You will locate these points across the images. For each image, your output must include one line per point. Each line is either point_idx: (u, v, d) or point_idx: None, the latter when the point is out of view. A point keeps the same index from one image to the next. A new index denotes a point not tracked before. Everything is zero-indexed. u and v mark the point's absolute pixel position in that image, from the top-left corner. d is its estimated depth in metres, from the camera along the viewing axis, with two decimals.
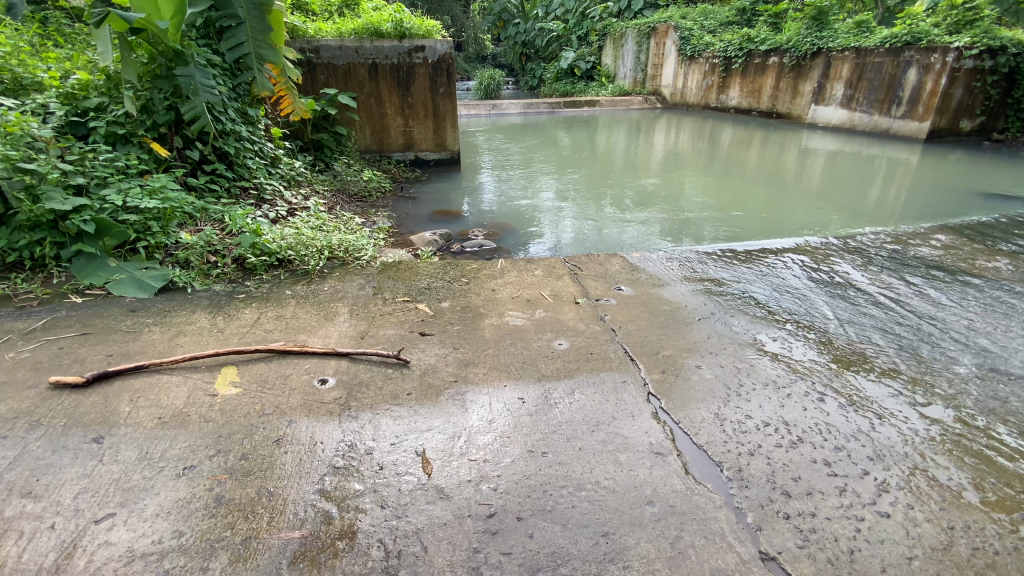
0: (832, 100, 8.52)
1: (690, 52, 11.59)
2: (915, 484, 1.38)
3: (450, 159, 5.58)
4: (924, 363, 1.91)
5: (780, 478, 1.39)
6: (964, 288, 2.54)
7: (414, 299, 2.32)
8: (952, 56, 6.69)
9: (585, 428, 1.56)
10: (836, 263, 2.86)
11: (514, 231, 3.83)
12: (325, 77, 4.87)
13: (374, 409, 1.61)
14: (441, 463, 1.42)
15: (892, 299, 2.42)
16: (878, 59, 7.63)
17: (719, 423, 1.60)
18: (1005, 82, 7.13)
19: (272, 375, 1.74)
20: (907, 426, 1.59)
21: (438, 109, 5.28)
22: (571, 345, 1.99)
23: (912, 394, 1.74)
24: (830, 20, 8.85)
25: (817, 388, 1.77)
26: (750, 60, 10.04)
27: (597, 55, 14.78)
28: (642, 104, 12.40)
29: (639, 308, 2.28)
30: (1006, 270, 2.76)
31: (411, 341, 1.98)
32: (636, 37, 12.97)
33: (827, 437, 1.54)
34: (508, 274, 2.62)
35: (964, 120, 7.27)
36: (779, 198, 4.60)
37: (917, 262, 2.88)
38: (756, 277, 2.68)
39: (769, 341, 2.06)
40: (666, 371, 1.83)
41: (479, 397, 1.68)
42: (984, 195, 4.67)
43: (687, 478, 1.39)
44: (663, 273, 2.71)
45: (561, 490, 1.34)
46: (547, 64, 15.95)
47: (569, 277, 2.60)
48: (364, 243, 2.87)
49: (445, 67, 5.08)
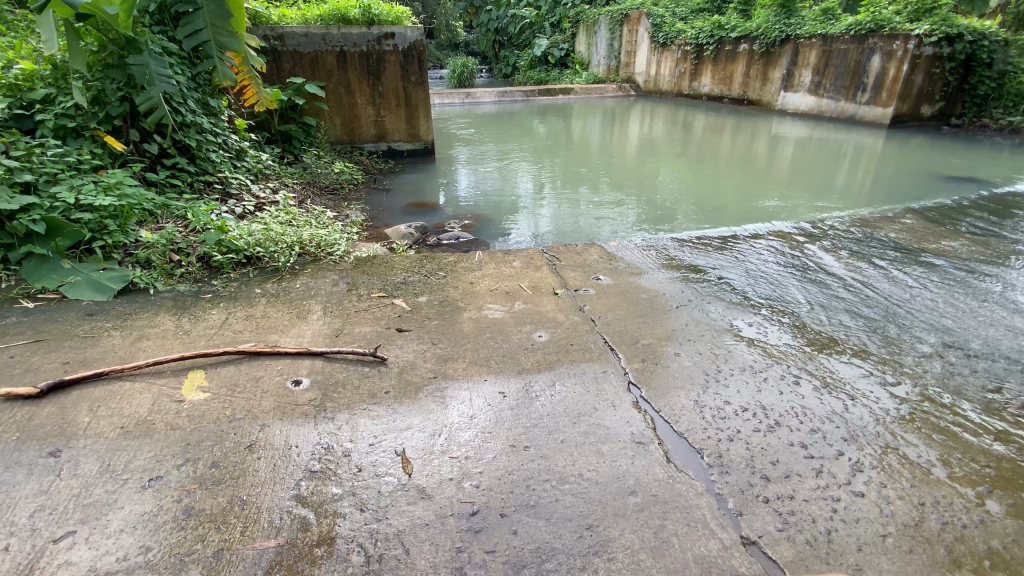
0: (800, 88, 8.66)
1: (662, 39, 11.61)
2: (888, 462, 1.42)
3: (424, 149, 5.47)
4: (891, 343, 1.97)
5: (759, 462, 1.42)
6: (927, 268, 2.63)
7: (390, 295, 2.27)
8: (913, 43, 6.88)
9: (567, 421, 1.55)
10: (807, 247, 2.91)
11: (491, 223, 3.77)
12: (291, 65, 4.71)
13: (352, 409, 1.56)
14: (420, 462, 1.39)
15: (857, 279, 2.50)
16: (843, 46, 7.78)
17: (698, 410, 1.61)
18: (963, 68, 7.36)
19: (242, 379, 1.68)
20: (878, 405, 1.63)
21: (411, 98, 5.17)
22: (552, 337, 1.97)
23: (881, 374, 1.79)
24: (797, 8, 8.98)
25: (792, 371, 1.80)
26: (720, 47, 10.13)
27: (570, 42, 14.74)
28: (616, 92, 12.39)
29: (618, 298, 2.28)
30: (964, 251, 2.86)
31: (388, 338, 1.93)
32: (608, 24, 12.95)
33: (802, 420, 1.57)
34: (486, 267, 2.58)
35: (925, 105, 7.47)
36: (752, 183, 4.69)
37: (879, 244, 2.98)
38: (732, 263, 2.70)
39: (745, 326, 2.08)
40: (645, 360, 1.84)
41: (460, 393, 1.65)
42: (946, 178, 4.84)
43: (669, 467, 1.40)
44: (640, 261, 2.72)
45: (545, 485, 1.33)
46: (520, 52, 15.85)
47: (549, 268, 2.58)
48: (336, 237, 2.78)
49: (416, 54, 4.97)
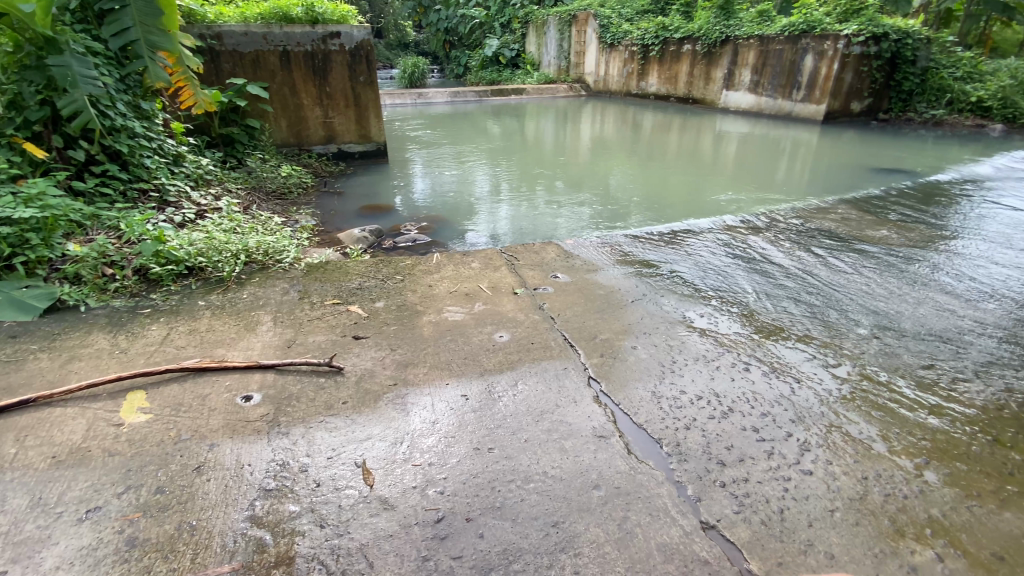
0: (741, 87, 9.05)
1: (610, 40, 11.85)
2: (832, 440, 1.50)
3: (376, 151, 5.36)
4: (831, 327, 2.09)
5: (714, 448, 1.47)
6: (861, 255, 2.80)
7: (345, 301, 2.21)
8: (842, 43, 7.34)
9: (530, 420, 1.56)
10: (752, 239, 3.04)
11: (448, 224, 3.74)
12: (231, 66, 4.51)
13: (307, 423, 1.51)
14: (382, 472, 1.36)
15: (799, 268, 2.63)
16: (779, 46, 8.19)
17: (656, 401, 1.65)
18: (888, 66, 7.88)
19: (187, 397, 1.59)
20: (821, 386, 1.73)
21: (361, 99, 5.05)
22: (513, 336, 1.97)
23: (824, 356, 1.89)
24: (735, 10, 9.39)
25: (743, 358, 1.88)
26: (665, 48, 10.44)
27: (521, 42, 14.84)
28: (567, 92, 12.56)
29: (576, 295, 2.31)
30: (893, 238, 3.07)
31: (344, 347, 1.88)
32: (557, 25, 13.11)
33: (753, 404, 1.64)
34: (445, 269, 2.55)
35: (855, 102, 7.95)
36: (699, 179, 4.87)
37: (817, 233, 3.15)
38: (683, 257, 2.79)
39: (697, 318, 2.16)
40: (604, 355, 1.87)
41: (421, 399, 1.63)
42: (874, 170, 5.18)
43: (630, 458, 1.43)
44: (596, 258, 2.76)
45: (510, 485, 1.33)
46: (471, 52, 15.81)
47: (507, 267, 2.58)
48: (284, 244, 2.68)
49: (363, 54, 4.86)
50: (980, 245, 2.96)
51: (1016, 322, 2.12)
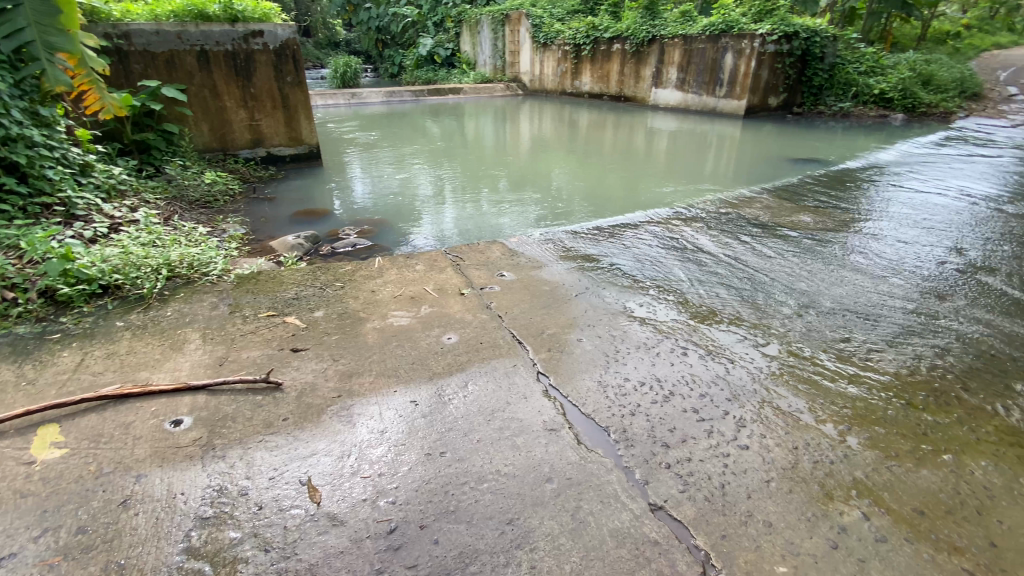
0: (668, 84, 9.44)
1: (543, 40, 12.01)
2: (765, 415, 1.60)
3: (308, 154, 5.15)
4: (759, 308, 2.23)
5: (659, 432, 1.53)
6: (784, 240, 3.00)
7: (281, 313, 2.11)
8: (758, 41, 7.82)
9: (481, 420, 1.56)
10: (686, 230, 3.18)
11: (389, 227, 3.66)
12: (142, 67, 4.18)
13: (245, 443, 1.43)
14: (330, 487, 1.31)
15: (730, 255, 2.79)
16: (701, 45, 8.62)
17: (602, 390, 1.70)
18: (799, 63, 8.46)
19: (108, 427, 1.46)
20: (753, 365, 1.84)
21: (289, 100, 4.85)
22: (461, 338, 1.95)
23: (754, 337, 2.02)
24: (660, 10, 9.78)
25: (681, 343, 1.96)
26: (596, 47, 10.72)
27: (455, 41, 14.76)
28: (504, 91, 12.62)
29: (522, 292, 2.33)
30: (811, 223, 3.31)
31: (281, 361, 1.79)
32: (490, 25, 13.15)
33: (692, 387, 1.72)
34: (387, 273, 2.50)
35: (772, 97, 8.50)
36: (635, 174, 5.05)
37: (744, 222, 3.34)
38: (623, 250, 2.87)
39: (637, 307, 2.23)
40: (551, 349, 1.90)
41: (368, 410, 1.58)
42: (792, 160, 5.57)
43: (580, 448, 1.46)
44: (539, 254, 2.80)
45: (463, 487, 1.32)
46: (405, 51, 15.54)
47: (452, 268, 2.56)
48: (211, 256, 2.52)
49: (290, 53, 4.67)
50: (885, 226, 3.25)
51: (918, 294, 2.35)
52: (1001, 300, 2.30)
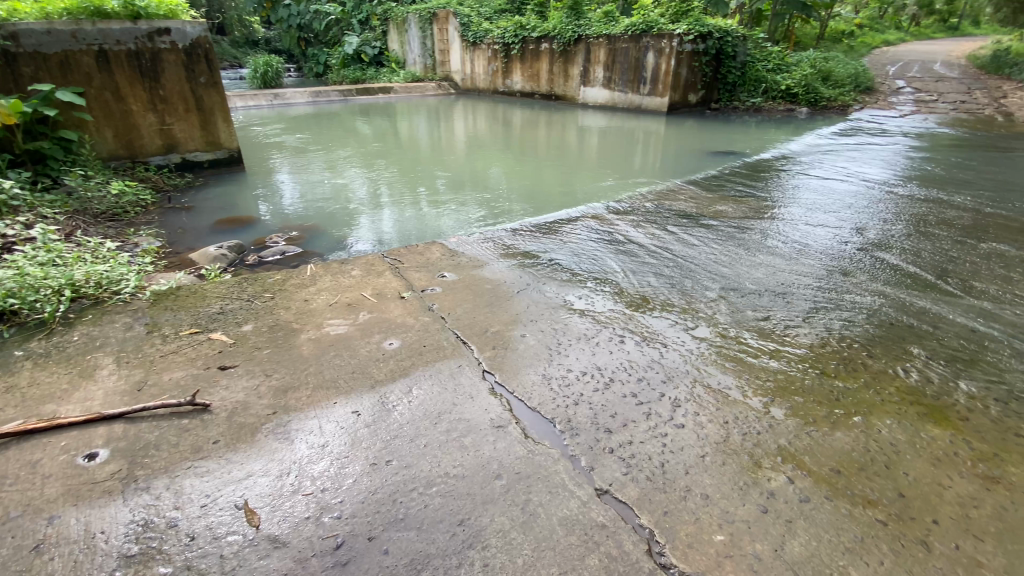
0: (596, 82, 9.71)
1: (472, 39, 11.97)
2: (698, 394, 1.70)
3: (229, 159, 4.87)
4: (689, 294, 2.36)
5: (601, 418, 1.58)
6: (708, 229, 3.18)
7: (206, 329, 1.99)
8: (676, 41, 8.21)
9: (428, 423, 1.54)
10: (620, 223, 3.30)
11: (321, 233, 3.53)
12: (32, 70, 3.76)
13: (172, 472, 1.34)
14: (269, 509, 1.25)
15: (661, 245, 2.92)
16: (624, 45, 8.94)
17: (547, 382, 1.73)
18: (714, 62, 8.94)
19: (9, 469, 1.32)
20: (685, 347, 1.94)
21: (203, 102, 4.56)
22: (403, 342, 1.92)
23: (685, 321, 2.13)
24: (584, 10, 10.04)
25: (618, 331, 2.04)
26: (525, 46, 10.83)
27: (382, 40, 14.47)
28: (436, 90, 12.49)
29: (463, 292, 2.32)
30: (731, 211, 3.53)
31: (209, 380, 1.69)
32: (418, 23, 12.99)
33: (630, 372, 1.79)
34: (322, 281, 2.41)
35: (692, 94, 8.95)
36: (569, 171, 5.17)
37: (672, 213, 3.51)
38: (561, 245, 2.94)
39: (576, 300, 2.30)
40: (495, 347, 1.91)
41: (306, 424, 1.52)
42: (712, 153, 5.91)
43: (527, 442, 1.48)
44: (479, 253, 2.80)
45: (411, 494, 1.31)
46: (329, 49, 14.98)
47: (390, 272, 2.51)
48: (123, 272, 2.32)
49: (202, 52, 4.38)
50: (795, 211, 3.52)
51: (826, 272, 2.57)
52: (895, 274, 2.56)
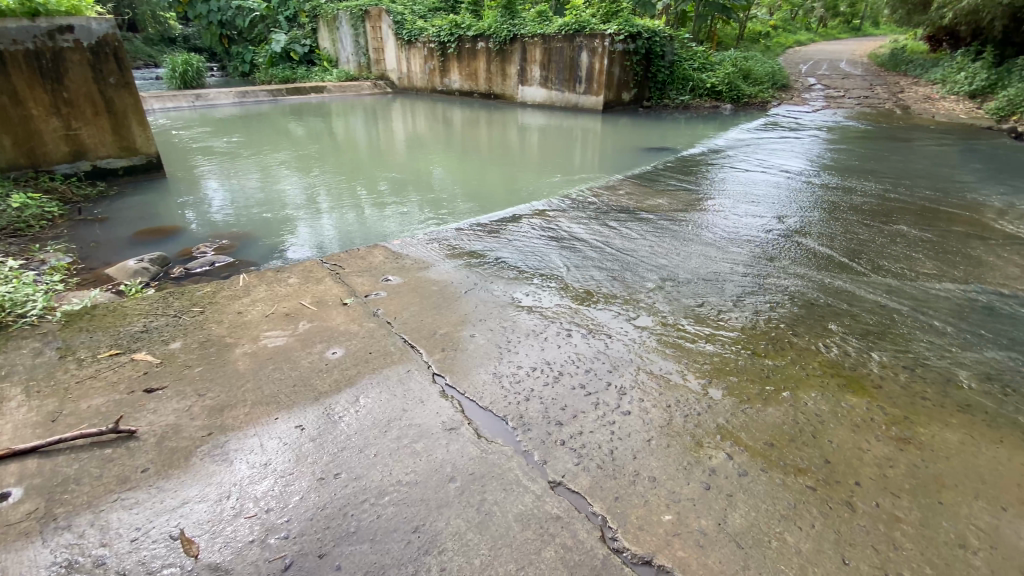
0: (534, 81, 9.82)
1: (406, 37, 11.75)
2: (642, 381, 1.77)
3: (148, 165, 4.53)
4: (630, 285, 2.44)
5: (552, 412, 1.61)
6: (646, 223, 3.30)
7: (128, 350, 1.84)
8: (608, 41, 8.45)
9: (377, 432, 1.51)
10: (562, 220, 3.35)
11: (255, 241, 3.36)
12: None
13: (96, 507, 1.24)
14: (209, 536, 1.19)
15: (602, 239, 3.00)
16: (559, 45, 9.10)
17: (497, 380, 1.74)
18: (644, 61, 9.24)
19: None
20: (629, 337, 2.01)
21: (114, 104, 4.19)
22: (347, 351, 1.87)
23: (628, 312, 2.20)
24: (518, 10, 10.11)
25: (565, 326, 2.08)
26: (461, 44, 10.77)
27: (312, 38, 14.09)
28: (372, 89, 12.19)
29: (409, 295, 2.28)
30: (666, 205, 3.68)
31: (134, 404, 1.57)
32: (349, 21, 12.71)
33: (578, 365, 1.83)
34: (256, 291, 2.30)
35: (625, 92, 9.24)
36: (511, 169, 5.20)
37: (612, 208, 3.61)
38: (506, 244, 2.95)
39: (523, 297, 2.32)
40: (445, 349, 1.89)
41: (246, 443, 1.45)
42: (647, 149, 6.14)
43: (480, 441, 1.48)
44: (424, 255, 2.76)
45: (363, 505, 1.27)
46: (255, 46, 14.26)
47: (331, 278, 2.43)
48: (27, 293, 2.11)
49: (109, 51, 4.00)
50: (725, 202, 3.72)
51: (754, 259, 2.74)
52: (814, 257, 2.77)
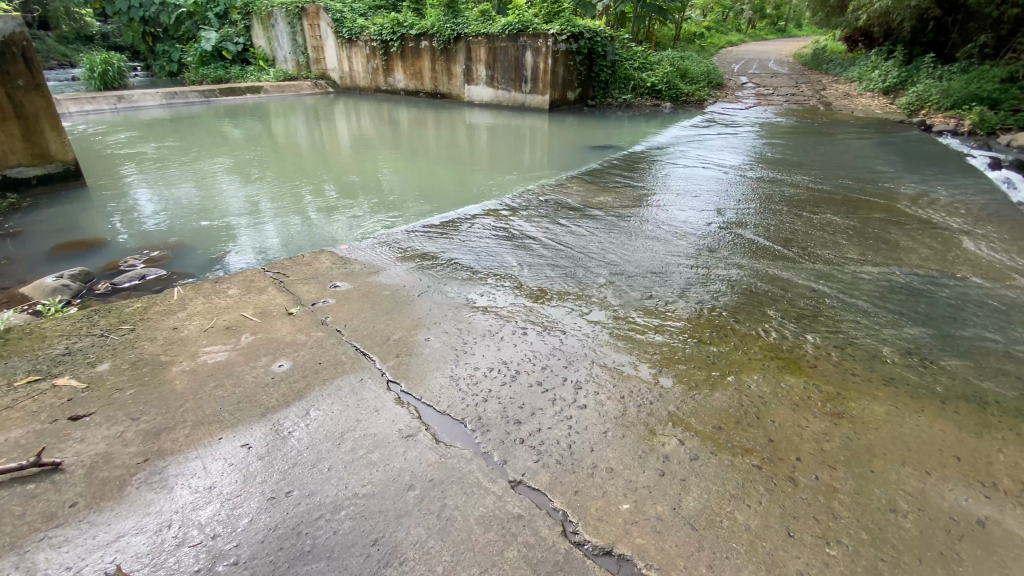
0: (480, 81, 9.80)
1: (347, 35, 11.43)
2: (597, 375, 1.80)
3: (66, 174, 4.18)
4: (583, 282, 2.48)
5: (510, 411, 1.61)
6: (595, 219, 3.36)
7: (50, 374, 1.70)
8: (551, 41, 8.55)
9: (330, 445, 1.46)
10: (514, 219, 3.36)
11: (191, 251, 3.17)
12: None
13: (18, 550, 1.14)
14: (149, 570, 1.11)
15: (553, 237, 3.04)
16: (503, 44, 9.12)
17: (454, 384, 1.73)
18: (587, 61, 9.41)
19: None
20: (583, 332, 2.05)
21: (25, 109, 3.81)
22: (295, 362, 1.80)
23: (581, 307, 2.24)
24: (460, 9, 10.05)
25: (520, 325, 2.09)
26: (404, 43, 10.60)
27: (245, 36, 13.53)
28: (312, 89, 11.80)
29: (359, 301, 2.23)
30: (614, 201, 3.77)
31: (59, 434, 1.45)
32: (285, 18, 12.28)
33: (535, 362, 1.85)
34: (194, 304, 2.17)
35: (570, 92, 9.38)
36: (460, 169, 5.16)
37: (561, 206, 3.66)
38: (458, 245, 2.93)
39: (478, 297, 2.31)
40: (399, 355, 1.86)
41: (188, 467, 1.37)
42: (593, 147, 6.26)
43: (439, 446, 1.47)
44: (374, 259, 2.70)
45: (318, 522, 1.23)
46: (183, 45, 13.46)
47: (275, 287, 2.33)
48: None
49: (16, 51, 3.63)
50: (669, 198, 3.85)
51: (698, 251, 2.85)
52: (753, 248, 2.91)
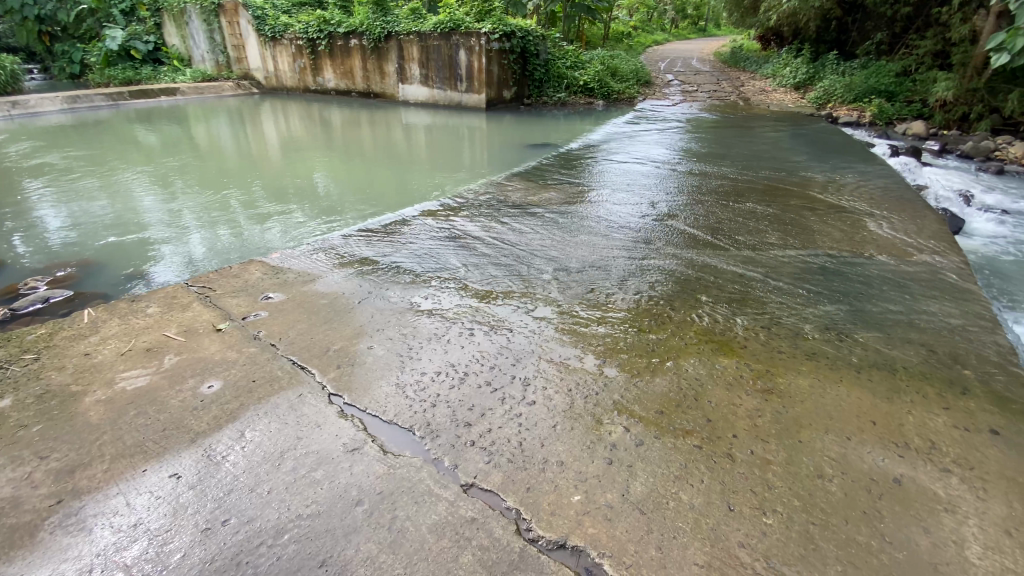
0: (414, 80, 9.64)
1: (270, 33, 10.89)
2: (544, 370, 1.82)
3: None
4: (527, 279, 2.50)
5: (460, 413, 1.60)
6: (536, 217, 3.39)
7: None
8: (483, 40, 8.55)
9: (270, 466, 1.39)
10: (455, 219, 3.34)
11: (103, 269, 2.91)
12: None
13: None
14: None
15: (494, 236, 3.04)
16: (436, 42, 9.02)
17: (401, 391, 1.69)
18: (520, 60, 9.48)
19: None
20: (529, 329, 2.06)
21: None
22: (227, 382, 1.69)
23: (526, 305, 2.25)
24: (389, 7, 9.84)
25: (466, 326, 2.07)
26: (333, 41, 10.24)
27: (156, 34, 12.37)
28: (235, 90, 11.17)
29: (295, 312, 2.13)
30: (553, 198, 3.82)
31: None
32: (200, 15, 11.53)
33: (483, 363, 1.84)
34: (108, 326, 2.00)
35: (505, 90, 9.42)
36: (398, 170, 5.06)
37: (502, 204, 3.67)
38: (399, 248, 2.87)
39: (422, 301, 2.27)
40: (340, 365, 1.79)
41: (108, 505, 1.26)
42: (531, 145, 6.33)
43: (387, 457, 1.43)
44: (310, 267, 2.59)
45: (260, 549, 1.17)
46: (83, 44, 12.32)
47: (200, 303, 2.18)
48: None
49: None
50: (606, 193, 3.95)
51: (635, 244, 2.94)
52: (686, 238, 3.05)
